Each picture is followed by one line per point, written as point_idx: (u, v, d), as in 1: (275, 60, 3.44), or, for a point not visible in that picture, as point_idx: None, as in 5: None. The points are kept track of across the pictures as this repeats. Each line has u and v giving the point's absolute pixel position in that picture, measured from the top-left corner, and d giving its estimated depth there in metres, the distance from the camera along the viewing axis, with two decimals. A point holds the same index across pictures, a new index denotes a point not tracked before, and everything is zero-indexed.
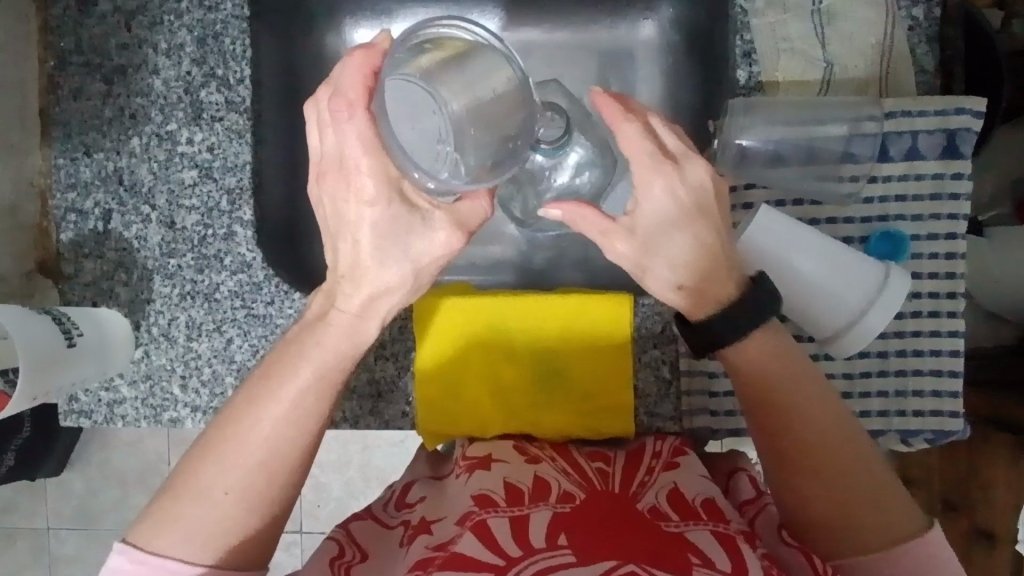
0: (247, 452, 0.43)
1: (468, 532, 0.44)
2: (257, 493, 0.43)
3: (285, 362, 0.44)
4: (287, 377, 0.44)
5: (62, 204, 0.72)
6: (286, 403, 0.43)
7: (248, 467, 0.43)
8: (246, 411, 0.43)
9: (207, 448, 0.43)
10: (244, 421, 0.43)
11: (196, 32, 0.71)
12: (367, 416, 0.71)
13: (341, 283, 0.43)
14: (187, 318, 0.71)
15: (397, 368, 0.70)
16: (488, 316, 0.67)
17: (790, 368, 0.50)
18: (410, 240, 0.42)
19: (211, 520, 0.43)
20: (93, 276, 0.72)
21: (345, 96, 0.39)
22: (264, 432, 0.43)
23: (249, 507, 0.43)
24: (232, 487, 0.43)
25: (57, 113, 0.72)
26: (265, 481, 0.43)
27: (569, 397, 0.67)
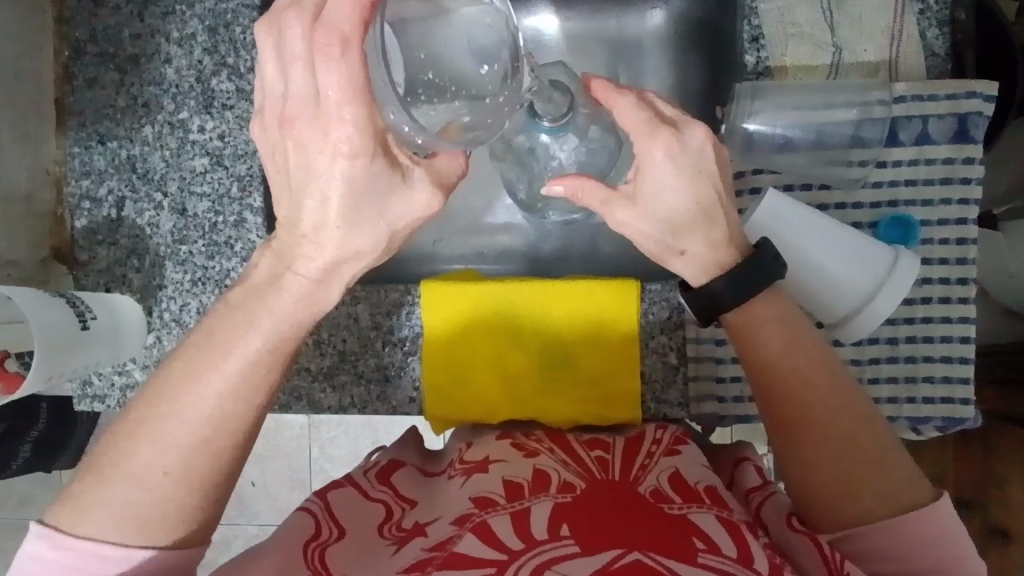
0: (184, 432, 0.43)
1: (468, 532, 0.44)
2: (197, 472, 0.44)
3: (217, 334, 0.44)
4: (227, 350, 0.44)
5: (77, 191, 0.73)
6: (229, 376, 0.44)
7: (187, 444, 0.44)
8: (182, 385, 0.44)
9: (139, 424, 0.44)
10: (181, 400, 0.43)
11: (208, 22, 0.72)
12: (375, 402, 0.70)
13: (302, 246, 0.43)
14: (198, 304, 0.72)
15: (405, 353, 0.70)
16: (496, 302, 0.68)
17: (791, 332, 0.51)
18: (386, 203, 0.41)
19: (147, 502, 0.43)
20: (107, 262, 0.73)
21: (339, 30, 0.35)
22: (207, 408, 0.44)
23: (190, 488, 0.44)
24: (172, 468, 0.43)
25: (72, 102, 0.73)
26: (207, 459, 0.44)
27: (577, 383, 0.67)
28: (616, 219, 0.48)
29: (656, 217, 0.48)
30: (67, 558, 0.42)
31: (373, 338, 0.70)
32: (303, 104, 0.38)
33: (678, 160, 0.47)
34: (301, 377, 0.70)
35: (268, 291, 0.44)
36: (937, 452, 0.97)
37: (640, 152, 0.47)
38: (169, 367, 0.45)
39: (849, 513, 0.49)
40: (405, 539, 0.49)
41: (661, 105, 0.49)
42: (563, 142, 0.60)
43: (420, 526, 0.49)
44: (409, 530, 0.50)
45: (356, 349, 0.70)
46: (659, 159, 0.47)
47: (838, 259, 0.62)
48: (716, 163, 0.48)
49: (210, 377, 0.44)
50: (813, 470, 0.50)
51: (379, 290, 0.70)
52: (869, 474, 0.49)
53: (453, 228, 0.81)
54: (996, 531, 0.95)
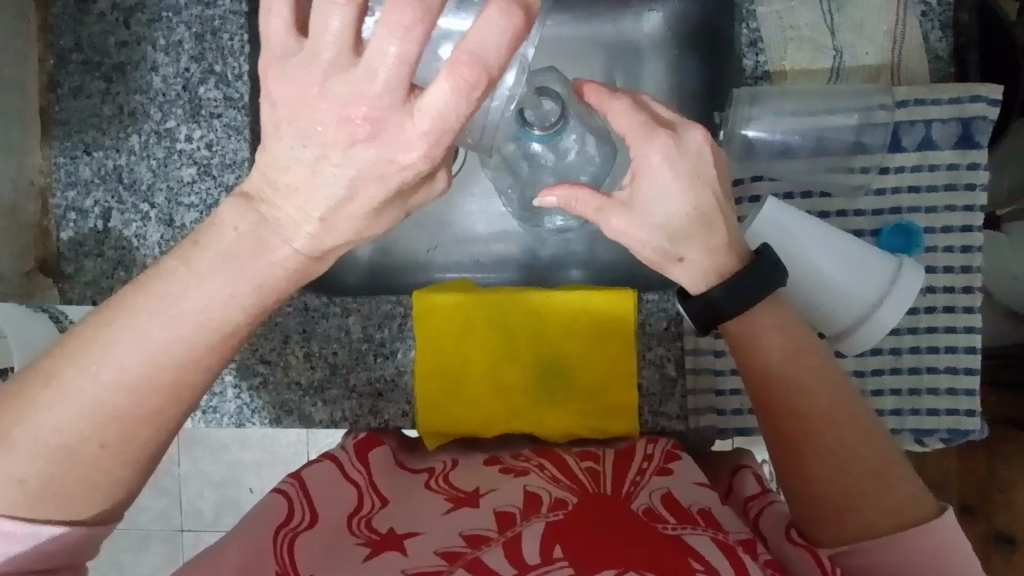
0: (131, 401, 0.40)
1: (460, 568, 0.42)
2: (137, 446, 0.41)
3: (147, 298, 0.39)
4: (179, 317, 0.39)
5: (63, 202, 0.72)
6: (177, 348, 0.40)
7: (130, 418, 0.40)
8: (107, 350, 0.39)
9: (61, 395, 0.39)
10: (120, 365, 0.39)
11: (195, 29, 0.71)
12: (367, 416, 0.68)
13: (298, 231, 0.38)
14: None
15: (398, 367, 0.68)
16: (491, 310, 0.66)
17: (794, 341, 0.50)
18: (410, 194, 0.39)
19: (74, 477, 0.40)
20: (93, 275, 0.71)
21: (487, 69, 0.33)
22: (161, 379, 0.40)
23: (126, 462, 0.41)
24: (109, 441, 0.40)
25: (58, 111, 0.72)
26: (149, 434, 0.41)
27: (571, 396, 0.65)
28: (615, 225, 0.46)
29: (654, 221, 0.46)
30: None
31: (365, 350, 0.68)
32: (385, 111, 0.33)
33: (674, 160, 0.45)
34: (291, 391, 0.69)
35: (238, 266, 0.39)
36: (940, 459, 0.95)
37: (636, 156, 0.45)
38: (94, 334, 0.39)
39: (853, 526, 0.47)
40: (379, 546, 0.47)
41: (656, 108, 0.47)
42: (554, 149, 0.59)
43: (392, 538, 0.48)
44: (377, 535, 0.48)
45: (348, 362, 0.68)
46: (655, 162, 0.45)
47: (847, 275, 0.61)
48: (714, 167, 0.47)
49: (145, 343, 0.39)
50: (811, 480, 0.48)
51: (370, 301, 0.69)
52: (872, 489, 0.47)
53: (448, 236, 0.80)
54: (1000, 536, 0.93)
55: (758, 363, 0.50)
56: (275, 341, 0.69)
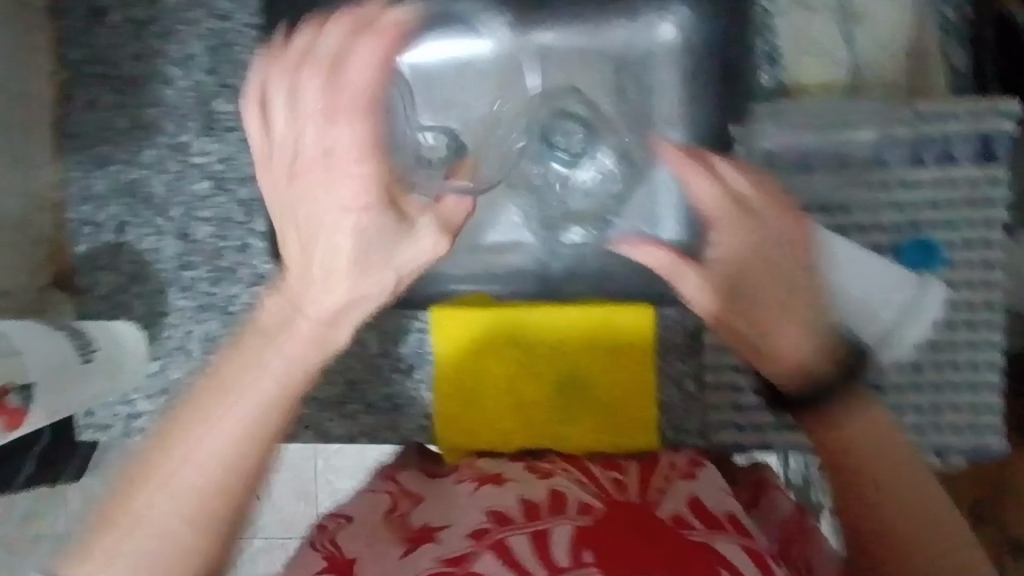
0: (212, 475, 0.36)
1: (488, 550, 0.42)
2: (218, 510, 0.36)
3: (237, 362, 0.38)
4: (241, 384, 0.37)
5: (77, 216, 0.71)
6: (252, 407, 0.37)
7: (214, 482, 0.36)
8: (194, 430, 0.36)
9: (139, 488, 0.36)
10: (189, 440, 0.36)
11: (207, 41, 0.70)
12: (386, 430, 0.68)
13: (314, 286, 0.38)
14: (203, 331, 0.71)
15: (416, 383, 0.68)
16: (512, 326, 0.66)
17: (806, 313, 0.43)
18: (395, 252, 0.39)
19: (162, 552, 0.36)
20: (109, 289, 0.71)
21: None
22: (243, 435, 0.36)
23: (208, 526, 0.36)
24: (191, 511, 0.36)
25: (71, 124, 0.71)
26: (228, 491, 0.36)
27: (593, 413, 0.66)
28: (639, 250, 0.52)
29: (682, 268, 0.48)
30: None
31: (383, 365, 0.68)
32: None
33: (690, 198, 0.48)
34: (309, 406, 0.69)
35: (283, 337, 0.38)
36: None
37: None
38: (175, 420, 0.37)
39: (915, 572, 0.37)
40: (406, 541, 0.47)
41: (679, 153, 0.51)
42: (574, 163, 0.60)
43: (421, 529, 0.48)
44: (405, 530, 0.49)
45: (366, 377, 0.69)
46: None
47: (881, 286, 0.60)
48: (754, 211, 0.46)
49: (217, 418, 0.36)
50: (923, 573, 0.37)
51: (387, 316, 0.68)
52: (930, 529, 0.38)
53: None
54: None
55: (825, 396, 0.42)
56: None
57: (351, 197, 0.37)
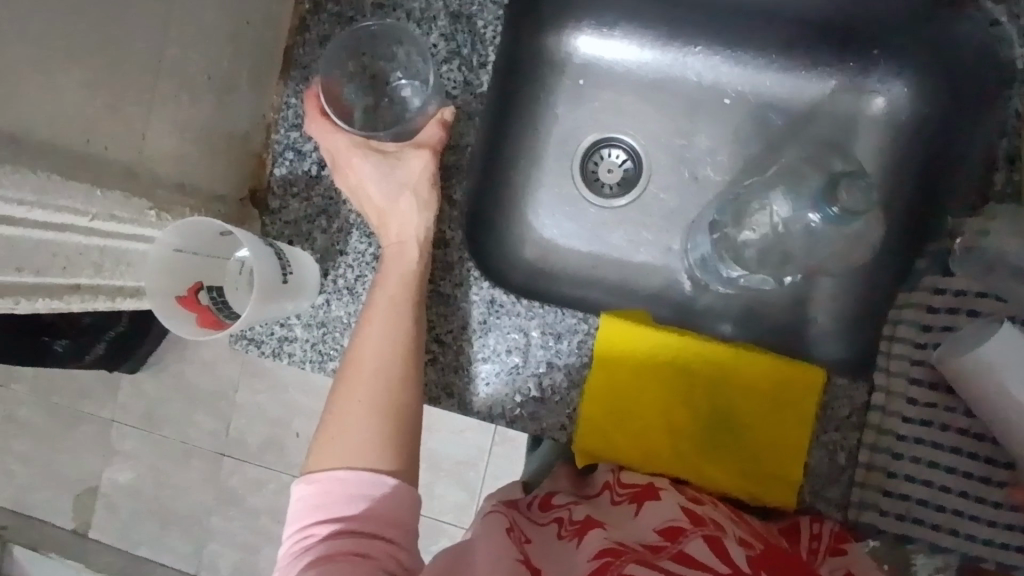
0: (376, 375, 0.59)
1: (654, 531, 0.56)
2: (384, 396, 0.58)
3: (374, 309, 0.63)
4: (375, 306, 0.63)
5: (284, 140, 0.73)
6: (376, 323, 0.62)
7: (377, 378, 0.59)
8: (364, 338, 0.61)
9: (332, 401, 0.59)
10: (357, 362, 0.60)
11: (452, 9, 0.71)
12: (526, 419, 0.69)
13: (401, 218, 0.67)
14: (374, 279, 0.71)
15: (568, 380, 0.69)
16: (675, 349, 0.69)
17: None
18: (392, 163, 0.68)
19: (359, 428, 0.56)
20: (297, 216, 0.73)
21: None
22: (403, 321, 0.62)
23: (382, 415, 0.57)
24: (365, 399, 0.58)
25: (301, 54, 0.73)
26: (390, 379, 0.59)
27: (739, 454, 0.67)
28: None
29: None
30: (321, 490, 0.54)
31: (539, 354, 0.69)
32: None
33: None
34: (458, 375, 0.70)
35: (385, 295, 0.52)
36: None
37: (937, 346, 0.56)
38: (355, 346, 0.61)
39: None
40: (550, 517, 0.63)
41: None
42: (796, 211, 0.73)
43: (555, 503, 0.65)
44: (539, 500, 0.67)
45: (521, 362, 0.69)
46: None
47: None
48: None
49: (368, 335, 0.61)
50: None
51: (556, 311, 0.69)
52: None
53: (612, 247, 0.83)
54: None
55: None
56: (455, 325, 0.70)
57: (415, 182, 0.69)
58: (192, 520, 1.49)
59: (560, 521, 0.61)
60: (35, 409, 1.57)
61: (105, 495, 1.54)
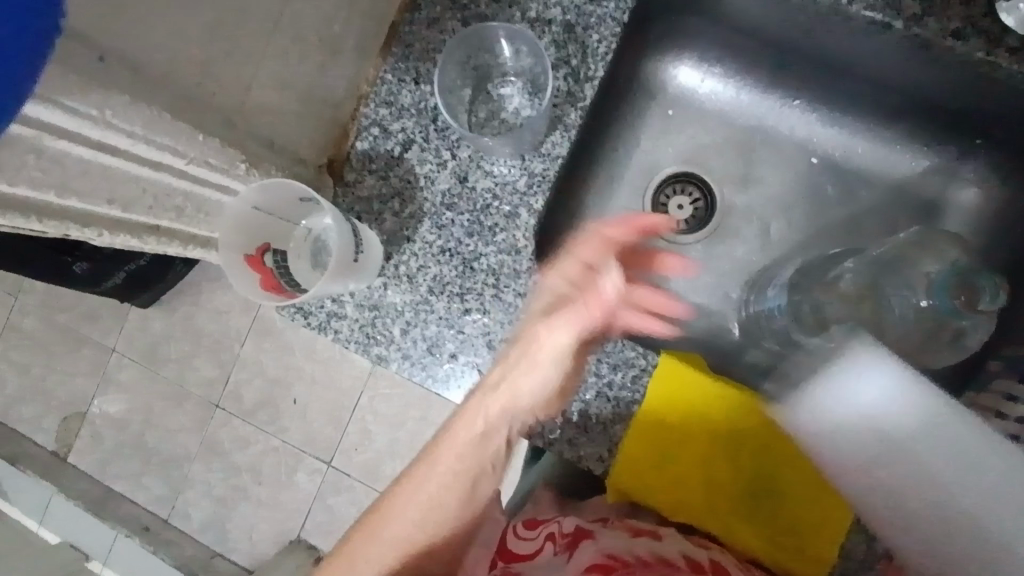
0: (418, 530, 0.70)
1: (640, 553, 0.60)
2: (418, 541, 0.70)
3: (442, 447, 0.70)
4: (430, 469, 0.70)
5: (371, 115, 0.71)
6: (432, 485, 0.70)
7: (416, 521, 0.70)
8: (436, 463, 0.70)
9: (372, 536, 0.71)
10: (403, 498, 0.70)
11: (568, 17, 0.69)
12: (564, 443, 0.67)
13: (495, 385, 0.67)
14: (436, 273, 0.70)
15: (614, 414, 0.67)
16: (728, 402, 0.66)
17: None
18: (558, 328, 0.64)
19: (376, 565, 0.71)
20: (370, 192, 0.72)
21: None
22: (450, 491, 0.70)
23: (404, 564, 0.70)
24: (408, 544, 0.70)
25: (406, 32, 0.71)
26: (420, 544, 0.70)
27: (771, 522, 0.65)
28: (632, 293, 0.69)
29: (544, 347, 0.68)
30: None
31: (589, 383, 0.67)
32: None
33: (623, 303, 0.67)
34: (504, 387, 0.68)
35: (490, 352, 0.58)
36: None
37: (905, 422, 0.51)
38: (438, 446, 0.70)
39: None
40: (538, 533, 0.68)
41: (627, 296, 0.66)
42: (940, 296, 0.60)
43: (543, 520, 0.70)
44: (526, 520, 0.70)
45: (568, 387, 0.67)
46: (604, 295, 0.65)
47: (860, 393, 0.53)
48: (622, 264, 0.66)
49: (420, 490, 0.70)
50: None
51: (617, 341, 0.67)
52: None
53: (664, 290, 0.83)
54: None
55: None
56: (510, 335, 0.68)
57: (535, 402, 0.67)
58: (173, 465, 1.46)
59: (551, 537, 0.67)
60: (43, 321, 1.55)
61: (92, 423, 1.51)
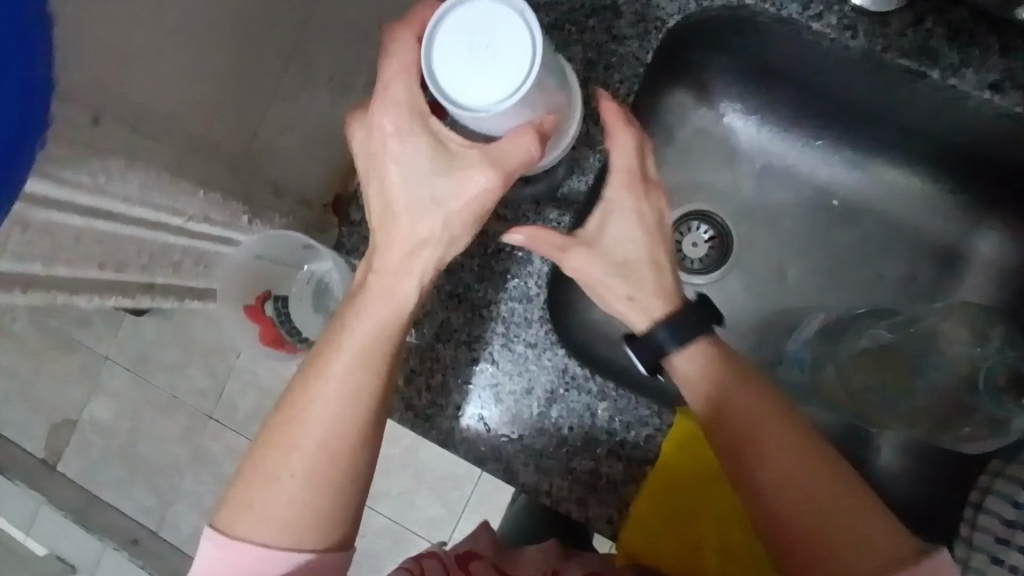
0: (336, 433, 0.48)
1: None
2: (319, 473, 0.48)
3: (339, 329, 0.50)
4: (335, 357, 0.49)
5: None
6: (336, 380, 0.49)
7: (312, 449, 0.48)
8: (311, 390, 0.49)
9: (279, 448, 0.48)
10: (301, 402, 0.49)
11: (589, 54, 0.67)
12: (571, 502, 0.65)
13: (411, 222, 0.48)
14: (443, 319, 0.67)
15: (627, 473, 0.65)
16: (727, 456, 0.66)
17: (752, 391, 0.54)
18: (436, 148, 0.47)
19: (275, 500, 0.47)
20: None
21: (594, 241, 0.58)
22: (366, 381, 0.49)
23: (315, 488, 0.48)
24: (297, 470, 0.48)
25: None
26: (332, 456, 0.48)
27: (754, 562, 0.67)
28: (435, 127, 0.47)
29: (427, 199, 0.48)
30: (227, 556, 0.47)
31: (601, 441, 0.65)
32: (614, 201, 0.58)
33: (444, 137, 0.47)
34: (509, 440, 0.66)
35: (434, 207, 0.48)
36: None
37: (613, 201, 0.58)
38: (300, 389, 0.49)
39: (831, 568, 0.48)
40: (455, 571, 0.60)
41: (438, 128, 0.47)
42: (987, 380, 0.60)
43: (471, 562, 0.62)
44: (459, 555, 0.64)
45: (578, 444, 0.65)
46: (388, 133, 0.47)
47: (490, 70, 0.44)
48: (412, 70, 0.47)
49: (331, 389, 0.48)
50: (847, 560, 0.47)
51: (632, 400, 0.65)
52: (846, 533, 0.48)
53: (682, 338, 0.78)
54: None
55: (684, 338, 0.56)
56: (518, 387, 0.66)
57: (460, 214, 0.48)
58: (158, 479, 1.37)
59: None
60: None
61: (80, 431, 1.40)
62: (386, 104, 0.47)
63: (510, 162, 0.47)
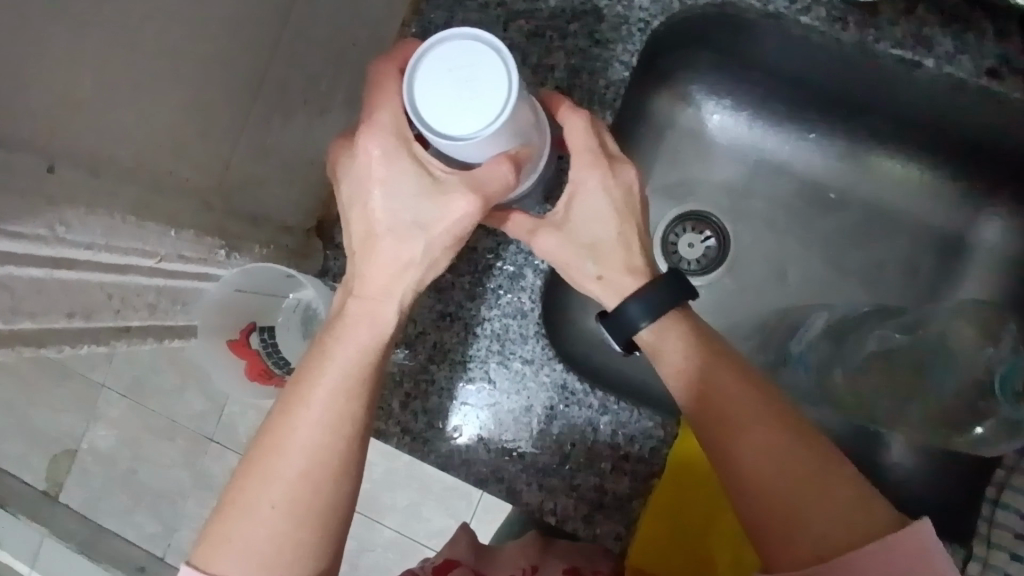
0: (319, 461, 0.45)
1: None
2: (304, 504, 0.45)
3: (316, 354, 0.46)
4: (311, 382, 0.45)
5: None
6: (315, 406, 0.45)
7: (292, 478, 0.44)
8: (293, 416, 0.45)
9: (254, 480, 0.45)
10: (280, 433, 0.45)
11: (573, 61, 0.64)
12: (578, 521, 0.63)
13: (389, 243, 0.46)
14: (435, 340, 0.65)
15: (632, 487, 0.63)
16: None
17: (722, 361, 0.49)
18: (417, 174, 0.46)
19: (256, 533, 0.44)
20: None
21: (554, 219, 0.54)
22: (349, 408, 0.46)
23: (297, 520, 0.45)
24: (277, 501, 0.44)
25: None
26: (314, 488, 0.45)
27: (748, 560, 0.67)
28: (422, 155, 0.46)
29: (412, 222, 0.46)
30: None
31: (605, 456, 0.63)
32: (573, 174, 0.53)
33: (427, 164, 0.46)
34: (511, 461, 0.64)
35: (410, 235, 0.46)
36: None
37: (579, 179, 0.52)
38: (276, 421, 0.46)
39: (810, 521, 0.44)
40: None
41: (425, 155, 0.46)
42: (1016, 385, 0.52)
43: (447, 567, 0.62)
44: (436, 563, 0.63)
45: (581, 461, 0.63)
46: (374, 157, 0.45)
47: (469, 113, 0.42)
48: (397, 96, 0.45)
49: (309, 419, 0.45)
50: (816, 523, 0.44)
51: (632, 412, 0.63)
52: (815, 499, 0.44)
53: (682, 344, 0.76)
54: None
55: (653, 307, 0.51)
56: (516, 406, 0.64)
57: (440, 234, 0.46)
58: None
59: None
60: None
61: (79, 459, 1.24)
62: (371, 129, 0.45)
63: (490, 189, 0.45)
